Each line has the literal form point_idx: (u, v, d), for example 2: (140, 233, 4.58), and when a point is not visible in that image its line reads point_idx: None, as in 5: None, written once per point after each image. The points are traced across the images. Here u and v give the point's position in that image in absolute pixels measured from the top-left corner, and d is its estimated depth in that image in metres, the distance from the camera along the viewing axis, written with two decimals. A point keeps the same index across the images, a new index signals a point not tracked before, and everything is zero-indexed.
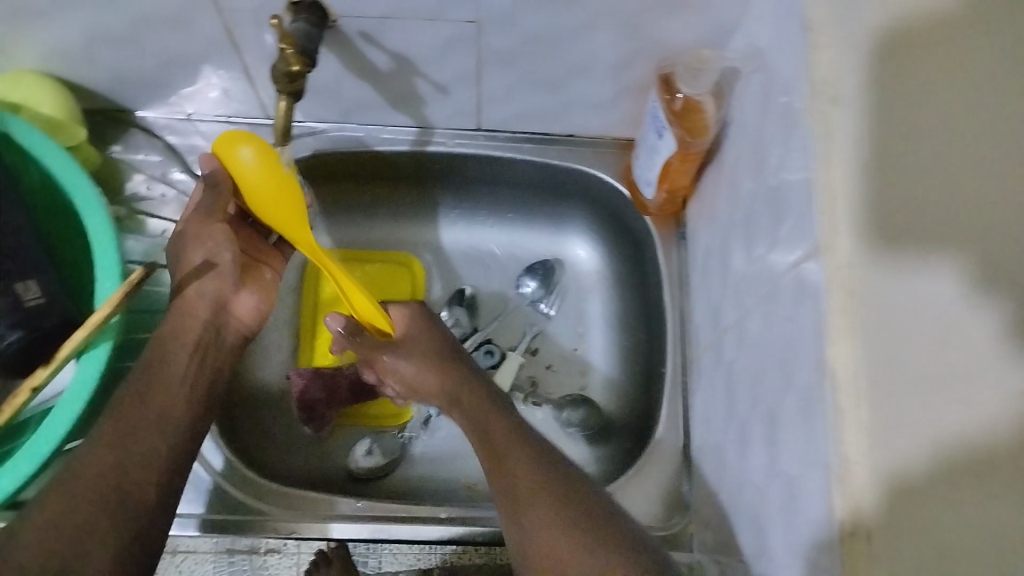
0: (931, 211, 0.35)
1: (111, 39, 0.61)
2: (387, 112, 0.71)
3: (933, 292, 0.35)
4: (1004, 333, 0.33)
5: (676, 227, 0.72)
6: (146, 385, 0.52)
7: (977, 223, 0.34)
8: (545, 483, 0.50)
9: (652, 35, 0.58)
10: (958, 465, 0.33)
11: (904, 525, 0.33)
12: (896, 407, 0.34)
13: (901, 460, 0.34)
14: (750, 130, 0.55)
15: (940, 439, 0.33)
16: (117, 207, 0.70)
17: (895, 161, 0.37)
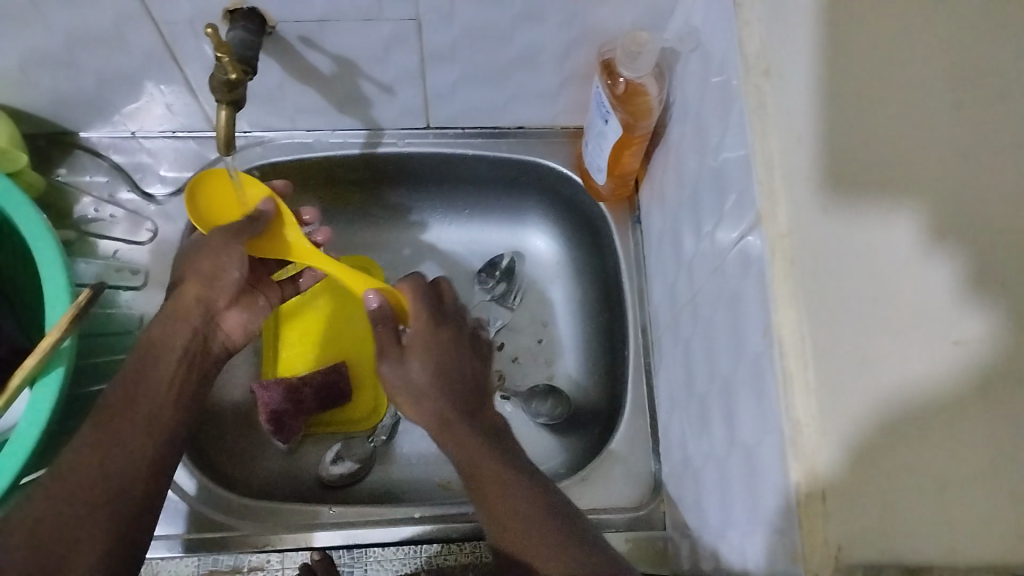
0: (885, 165, 0.36)
1: (47, 61, 0.61)
2: (334, 116, 0.70)
3: (882, 244, 0.35)
4: (956, 289, 0.34)
5: (631, 211, 0.73)
6: (127, 394, 0.52)
7: (919, 185, 0.36)
8: (517, 482, 0.51)
9: (590, 23, 0.58)
10: (904, 417, 0.33)
11: (856, 486, 0.33)
12: (842, 364, 0.34)
13: (849, 417, 0.34)
14: (691, 110, 0.55)
15: (891, 391, 0.33)
16: (66, 231, 0.69)
17: (850, 109, 0.38)
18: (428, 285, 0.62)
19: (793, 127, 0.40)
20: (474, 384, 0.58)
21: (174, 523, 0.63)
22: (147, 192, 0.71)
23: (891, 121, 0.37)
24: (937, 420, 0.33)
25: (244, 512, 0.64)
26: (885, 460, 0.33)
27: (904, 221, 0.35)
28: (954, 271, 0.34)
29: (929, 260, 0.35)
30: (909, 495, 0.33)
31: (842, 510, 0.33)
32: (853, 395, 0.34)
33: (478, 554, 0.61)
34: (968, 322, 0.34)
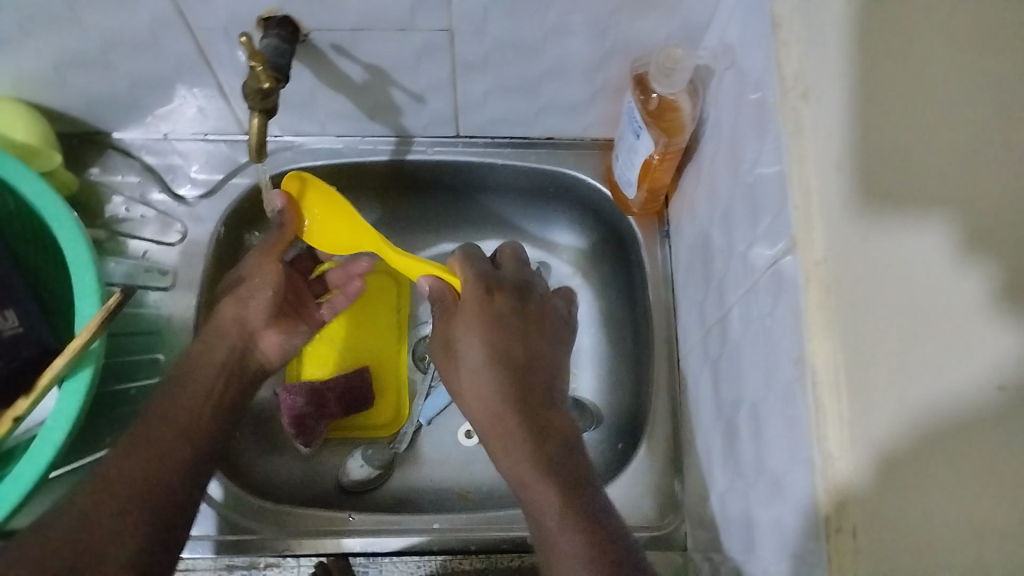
0: (914, 169, 0.34)
1: (83, 64, 0.61)
2: (365, 123, 0.70)
3: (914, 250, 0.34)
4: (989, 294, 0.31)
5: (660, 225, 0.72)
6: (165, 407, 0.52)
7: (948, 184, 0.33)
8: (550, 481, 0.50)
9: (625, 36, 0.58)
10: (933, 438, 0.32)
11: (880, 515, 0.33)
12: (873, 390, 0.34)
13: (880, 441, 0.34)
14: (725, 127, 0.54)
15: (916, 409, 0.32)
16: (96, 231, 0.70)
17: (881, 122, 0.36)
18: (479, 254, 0.60)
19: (834, 151, 0.39)
20: (534, 368, 0.56)
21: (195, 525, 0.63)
22: (177, 193, 0.72)
23: (915, 113, 0.35)
24: (960, 438, 0.31)
25: (263, 514, 0.64)
26: (907, 485, 0.32)
27: (933, 231, 0.33)
28: (983, 279, 0.31)
29: (958, 270, 0.32)
30: (931, 519, 0.32)
31: (868, 544, 0.34)
32: (881, 417, 0.34)
33: (495, 560, 0.63)
34: (996, 332, 0.30)
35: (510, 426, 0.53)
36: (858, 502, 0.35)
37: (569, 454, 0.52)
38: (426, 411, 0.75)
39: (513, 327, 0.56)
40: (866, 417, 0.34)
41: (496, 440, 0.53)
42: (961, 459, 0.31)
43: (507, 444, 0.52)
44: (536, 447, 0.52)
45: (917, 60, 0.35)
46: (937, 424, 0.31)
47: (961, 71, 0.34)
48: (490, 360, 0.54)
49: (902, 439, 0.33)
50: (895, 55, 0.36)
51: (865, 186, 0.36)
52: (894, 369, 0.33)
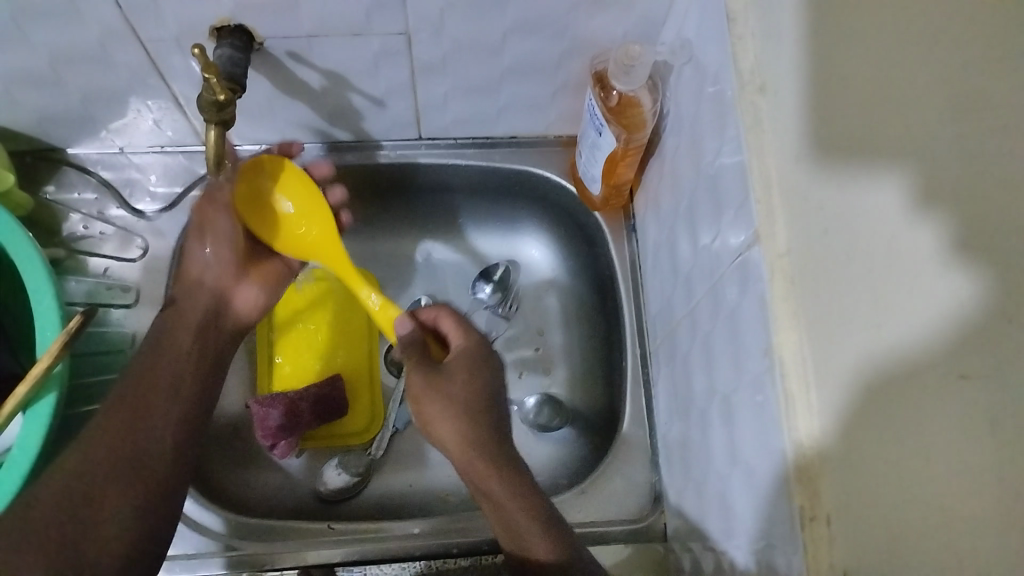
0: (874, 145, 0.35)
1: (32, 81, 0.60)
2: (325, 129, 0.70)
3: (878, 223, 0.34)
4: (949, 250, 0.32)
5: (626, 219, 0.72)
6: (155, 357, 0.56)
7: (914, 147, 0.34)
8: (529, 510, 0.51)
9: (582, 34, 0.58)
10: (904, 402, 0.33)
11: (851, 489, 0.34)
12: (839, 371, 0.35)
13: (851, 421, 0.34)
14: (686, 120, 0.54)
15: (885, 375, 0.33)
16: (55, 249, 0.68)
17: (832, 108, 0.37)
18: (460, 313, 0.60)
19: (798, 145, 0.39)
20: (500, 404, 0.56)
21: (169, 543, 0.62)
22: (136, 208, 0.71)
23: (873, 91, 0.36)
24: (922, 399, 0.32)
25: (242, 531, 0.63)
26: (875, 461, 0.33)
27: (887, 190, 0.34)
28: (938, 232, 0.32)
29: (909, 222, 0.33)
30: (897, 490, 0.32)
31: (844, 530, 0.34)
32: (835, 392, 0.35)
33: (478, 558, 0.62)
34: (951, 282, 0.32)
35: (484, 459, 0.53)
36: (828, 478, 0.36)
37: (534, 486, 0.53)
38: (402, 415, 0.75)
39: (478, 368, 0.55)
40: (823, 395, 0.36)
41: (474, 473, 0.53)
42: (927, 422, 0.32)
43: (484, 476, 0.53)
44: (511, 478, 0.53)
45: (871, 47, 0.37)
46: (898, 384, 0.33)
47: (920, 58, 0.35)
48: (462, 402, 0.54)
49: (860, 406, 0.34)
50: (854, 39, 0.37)
51: (819, 167, 0.37)
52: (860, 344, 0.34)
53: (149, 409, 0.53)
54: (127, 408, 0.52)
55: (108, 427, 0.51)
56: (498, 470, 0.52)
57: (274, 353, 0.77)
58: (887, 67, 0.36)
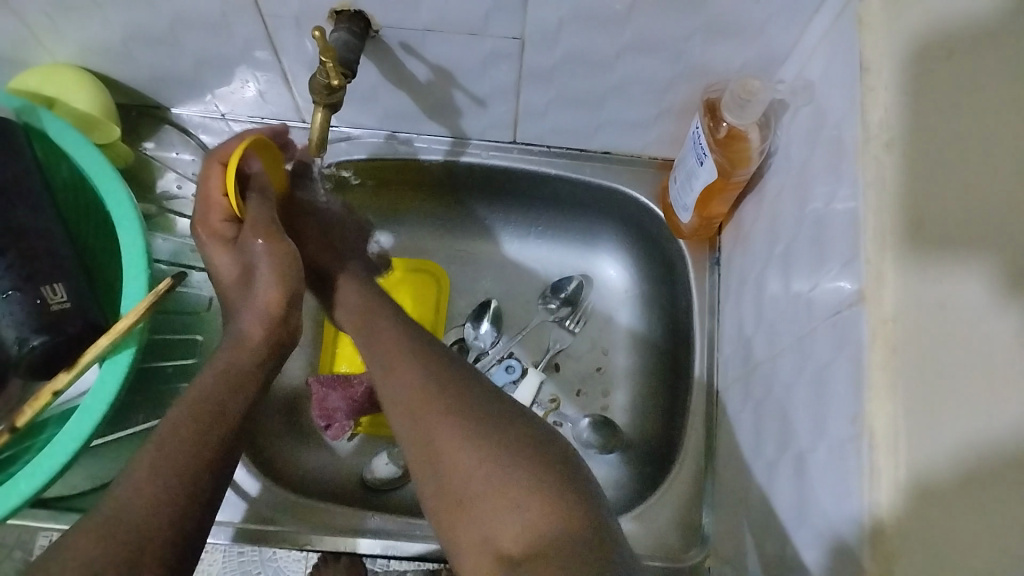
0: (969, 222, 0.35)
1: (151, 40, 0.61)
2: (422, 121, 0.70)
3: (964, 299, 0.35)
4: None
5: (711, 251, 0.70)
6: (187, 419, 0.45)
7: (996, 226, 0.35)
8: (417, 363, 0.52)
9: (698, 60, 0.56)
10: (982, 478, 0.33)
11: (930, 568, 0.33)
12: (930, 452, 0.34)
13: (939, 503, 0.34)
14: (796, 162, 0.53)
15: (968, 454, 0.33)
16: (148, 205, 0.70)
17: (939, 183, 0.37)
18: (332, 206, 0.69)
19: (912, 212, 0.38)
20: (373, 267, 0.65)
21: (228, 513, 0.62)
22: None
23: (965, 172, 0.36)
24: (1002, 472, 0.32)
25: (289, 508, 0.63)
26: (953, 541, 0.33)
27: (979, 275, 0.35)
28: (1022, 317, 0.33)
29: (998, 308, 0.34)
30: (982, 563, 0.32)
31: None
32: (923, 471, 0.34)
33: None
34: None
35: (383, 330, 0.56)
36: (905, 559, 0.34)
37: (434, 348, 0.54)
38: None
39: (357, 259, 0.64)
40: (914, 472, 0.34)
41: (366, 345, 0.56)
42: (998, 484, 0.32)
43: (379, 339, 0.55)
44: (401, 338, 0.55)
45: (960, 130, 0.37)
46: (974, 461, 0.33)
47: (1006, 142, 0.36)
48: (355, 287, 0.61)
49: (945, 480, 0.33)
50: (952, 118, 0.37)
51: (929, 242, 0.37)
52: (949, 421, 0.34)
53: (185, 470, 0.43)
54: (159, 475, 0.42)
55: (141, 483, 0.41)
56: (401, 347, 0.54)
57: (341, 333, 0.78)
58: (978, 154, 0.36)
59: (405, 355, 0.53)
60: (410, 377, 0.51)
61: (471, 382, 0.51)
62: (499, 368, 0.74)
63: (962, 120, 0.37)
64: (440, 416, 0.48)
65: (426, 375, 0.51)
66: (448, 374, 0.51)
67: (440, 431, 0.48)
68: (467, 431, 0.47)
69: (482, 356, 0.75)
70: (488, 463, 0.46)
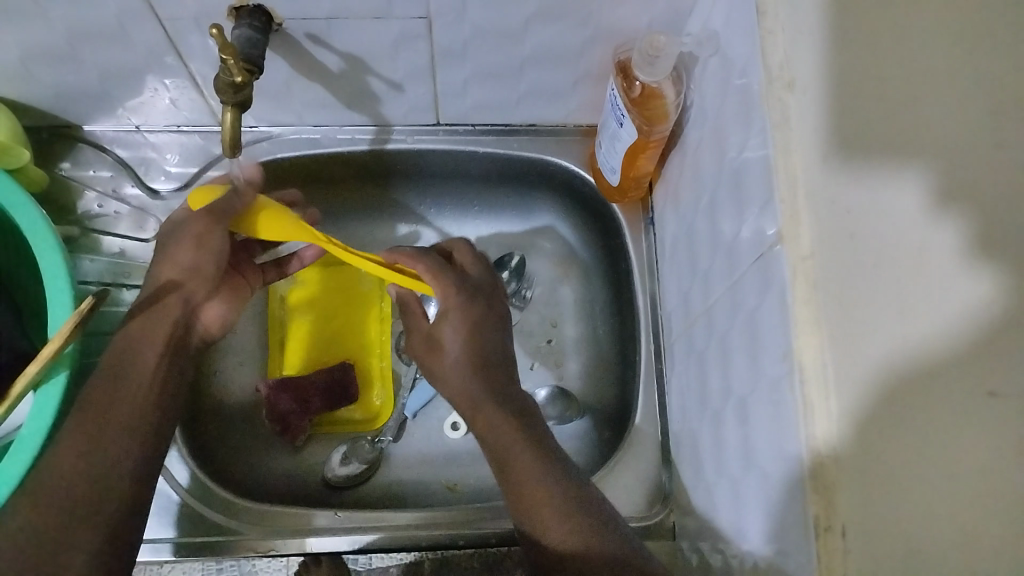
0: (897, 139, 0.36)
1: (50, 57, 0.59)
2: (342, 112, 0.69)
3: (893, 211, 0.35)
4: (965, 247, 0.33)
5: (643, 211, 0.71)
6: (103, 394, 0.50)
7: (923, 146, 0.35)
8: (547, 482, 0.50)
9: (607, 22, 0.57)
10: (920, 393, 0.33)
11: (869, 497, 0.33)
12: (858, 381, 0.34)
13: (869, 424, 0.34)
14: (710, 113, 0.53)
15: (899, 374, 0.33)
16: (70, 227, 0.69)
17: (860, 104, 0.37)
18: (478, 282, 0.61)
19: (820, 144, 0.38)
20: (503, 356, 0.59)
21: (165, 526, 0.61)
22: (152, 187, 0.71)
23: (906, 100, 0.36)
24: (946, 390, 0.33)
25: (244, 515, 0.63)
26: (890, 467, 0.33)
27: (908, 190, 0.35)
28: (960, 235, 0.34)
29: (935, 226, 0.34)
30: (924, 487, 0.32)
31: (862, 544, 0.33)
32: (853, 398, 0.34)
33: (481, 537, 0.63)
34: (978, 287, 0.33)
35: (502, 438, 0.53)
36: (846, 487, 0.34)
37: (560, 467, 0.52)
38: (412, 403, 0.74)
39: (489, 331, 0.59)
40: (845, 397, 0.34)
41: (492, 455, 0.53)
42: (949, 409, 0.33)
43: (506, 450, 0.52)
44: (532, 451, 0.52)
45: (899, 51, 0.37)
46: (918, 382, 0.33)
47: (934, 55, 0.37)
48: (471, 359, 0.57)
49: (877, 401, 0.33)
50: (871, 36, 0.38)
51: (847, 162, 0.37)
52: (876, 342, 0.34)
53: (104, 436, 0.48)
54: (80, 451, 0.46)
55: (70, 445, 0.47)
56: (528, 458, 0.51)
57: (287, 330, 0.77)
58: (911, 71, 0.37)
59: (539, 474, 0.50)
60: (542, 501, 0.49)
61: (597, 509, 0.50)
62: None
63: (892, 38, 0.38)
64: (550, 503, 0.49)
65: (535, 462, 0.51)
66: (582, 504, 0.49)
67: (548, 522, 0.48)
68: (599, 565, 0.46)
69: None
70: None
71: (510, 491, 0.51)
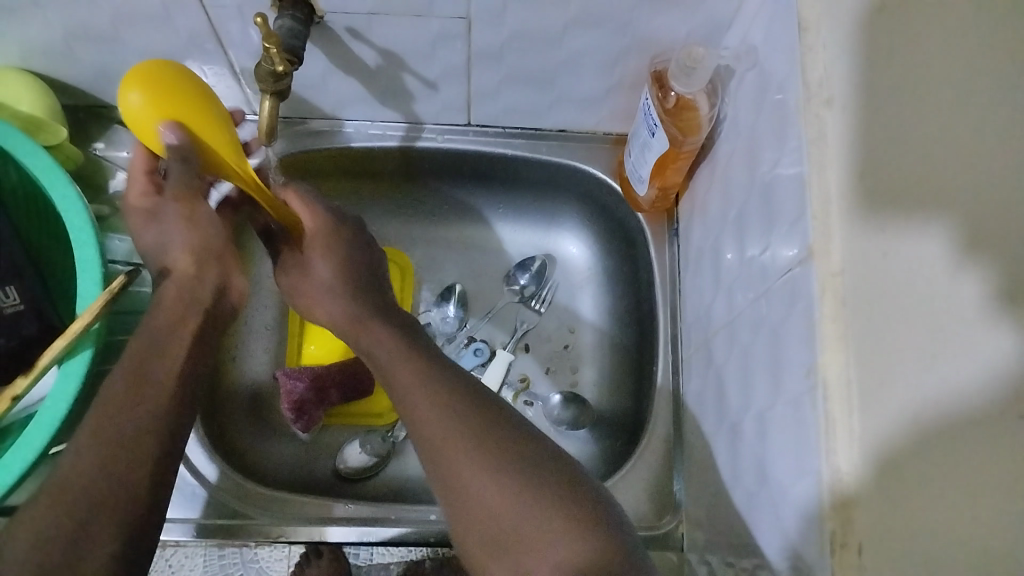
0: (932, 175, 0.36)
1: (92, 37, 0.60)
2: (375, 107, 0.69)
3: (925, 249, 0.35)
4: (993, 292, 0.33)
5: (669, 223, 0.71)
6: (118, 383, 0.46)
7: (958, 187, 0.35)
8: (445, 401, 0.47)
9: (644, 32, 0.57)
10: (946, 432, 0.33)
11: (889, 517, 0.33)
12: (886, 404, 0.34)
13: (889, 447, 0.34)
14: (744, 128, 0.53)
15: (925, 408, 0.33)
16: (100, 206, 0.70)
17: (898, 128, 0.37)
18: (344, 215, 0.62)
19: (854, 172, 0.39)
20: (371, 280, 0.60)
21: (190, 507, 0.62)
22: None
23: (948, 139, 0.36)
24: (973, 435, 0.32)
25: (256, 500, 0.63)
26: (916, 500, 0.33)
27: (941, 230, 0.35)
28: (983, 281, 0.33)
29: (963, 267, 0.34)
30: (942, 521, 0.32)
31: (875, 560, 0.34)
32: (876, 421, 0.35)
33: None
34: (1001, 332, 0.32)
35: (394, 363, 0.51)
36: (863, 504, 0.35)
37: (457, 381, 0.49)
38: None
39: (352, 259, 0.60)
40: (868, 419, 0.35)
41: (383, 383, 0.51)
42: (978, 453, 0.32)
43: (396, 374, 0.50)
44: (422, 372, 0.50)
45: (938, 79, 0.37)
46: (946, 424, 0.33)
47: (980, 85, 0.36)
48: (341, 283, 0.58)
49: (902, 429, 0.34)
50: (911, 60, 0.38)
51: (880, 188, 0.37)
52: (902, 371, 0.34)
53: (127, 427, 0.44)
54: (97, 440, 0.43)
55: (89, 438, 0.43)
56: (422, 378, 0.49)
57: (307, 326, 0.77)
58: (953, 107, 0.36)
59: (430, 389, 0.48)
60: (439, 416, 0.46)
61: (503, 419, 0.47)
62: (468, 351, 0.74)
63: (937, 66, 0.37)
64: (444, 416, 0.46)
65: (431, 382, 0.49)
66: (480, 411, 0.47)
67: (451, 445, 0.45)
68: (509, 474, 0.43)
69: (448, 343, 0.76)
70: (543, 504, 0.42)
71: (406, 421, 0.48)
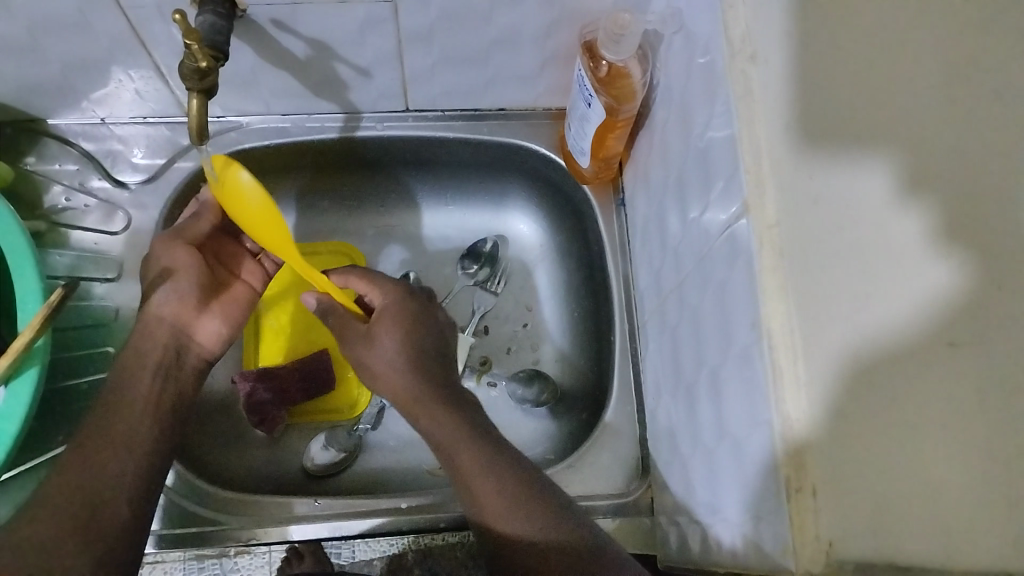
0: (859, 115, 0.36)
1: (10, 49, 0.58)
2: (311, 100, 0.69)
3: (862, 188, 0.35)
4: (932, 227, 0.34)
5: (615, 192, 0.72)
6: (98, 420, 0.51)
7: (883, 125, 0.36)
8: (502, 484, 0.50)
9: (572, 2, 0.57)
10: (889, 365, 0.33)
11: (839, 458, 0.33)
12: (824, 345, 0.35)
13: (830, 387, 0.34)
14: (676, 92, 0.54)
15: (864, 343, 0.34)
16: (36, 222, 0.68)
17: (820, 72, 0.38)
18: (413, 291, 0.61)
19: (783, 121, 0.39)
20: (441, 354, 0.58)
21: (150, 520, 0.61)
22: (119, 179, 0.70)
23: (867, 84, 0.37)
24: (910, 363, 0.33)
25: (226, 506, 0.63)
26: (863, 436, 0.33)
27: (874, 167, 0.35)
28: (925, 217, 0.34)
29: (902, 206, 0.34)
30: (893, 451, 0.33)
31: (831, 499, 0.33)
32: (819, 363, 0.35)
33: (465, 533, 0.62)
34: (943, 265, 0.33)
35: (444, 435, 0.53)
36: (816, 449, 0.34)
37: (515, 462, 0.52)
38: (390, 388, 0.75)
39: (422, 330, 0.58)
40: (812, 363, 0.35)
41: (437, 452, 0.54)
42: (923, 380, 0.33)
43: (450, 446, 0.53)
44: (478, 447, 0.52)
45: (855, 21, 0.38)
46: (886, 356, 0.33)
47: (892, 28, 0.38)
48: (408, 360, 0.56)
49: (842, 366, 0.34)
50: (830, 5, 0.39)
51: (807, 133, 0.38)
52: (840, 308, 0.35)
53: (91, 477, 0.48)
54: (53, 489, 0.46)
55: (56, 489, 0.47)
56: (477, 453, 0.52)
57: (263, 340, 0.77)
58: (875, 49, 0.37)
59: (489, 469, 0.51)
60: (498, 500, 0.50)
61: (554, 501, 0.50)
62: None
63: (854, 13, 0.38)
64: (505, 501, 0.50)
65: (484, 456, 0.52)
66: (535, 495, 0.50)
67: (512, 527, 0.49)
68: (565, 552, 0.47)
69: None
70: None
71: (464, 496, 0.51)
